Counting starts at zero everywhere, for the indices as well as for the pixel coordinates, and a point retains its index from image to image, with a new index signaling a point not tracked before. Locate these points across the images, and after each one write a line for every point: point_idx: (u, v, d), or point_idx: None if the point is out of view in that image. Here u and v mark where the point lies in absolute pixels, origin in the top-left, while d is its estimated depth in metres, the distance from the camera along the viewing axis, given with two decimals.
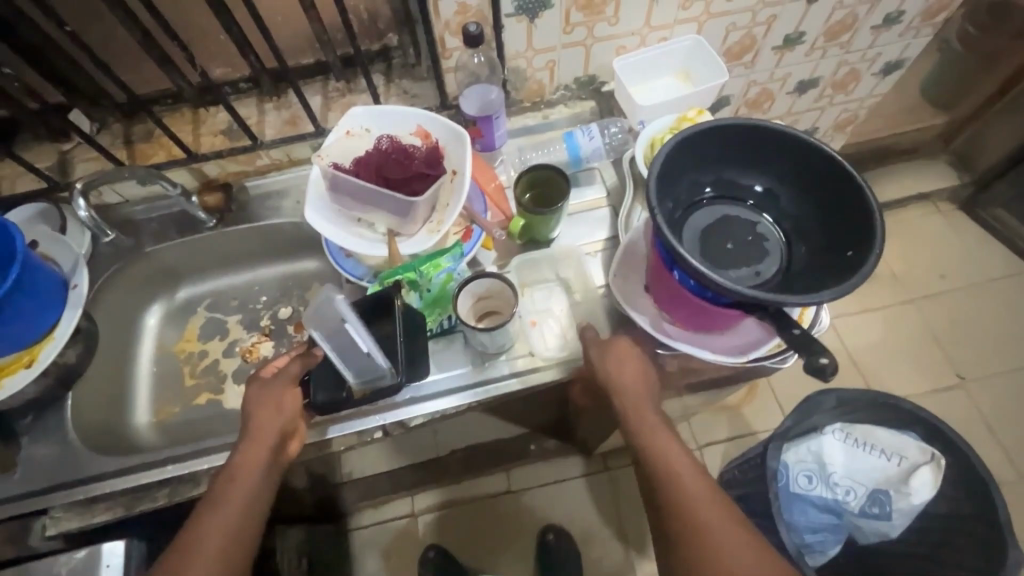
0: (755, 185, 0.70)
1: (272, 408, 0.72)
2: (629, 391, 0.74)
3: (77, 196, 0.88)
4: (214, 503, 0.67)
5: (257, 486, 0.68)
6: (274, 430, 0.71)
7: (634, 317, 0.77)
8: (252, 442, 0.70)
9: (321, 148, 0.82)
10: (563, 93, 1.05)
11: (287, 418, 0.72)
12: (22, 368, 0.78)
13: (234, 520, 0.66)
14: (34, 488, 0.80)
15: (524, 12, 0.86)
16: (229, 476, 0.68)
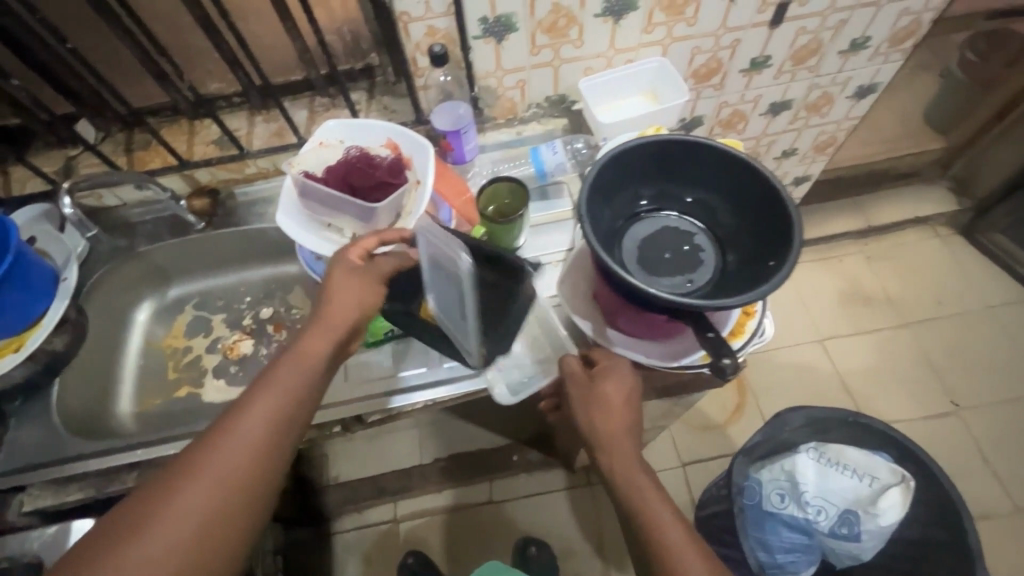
0: (689, 197, 0.74)
1: (346, 303, 0.71)
2: (601, 421, 0.72)
3: (62, 195, 0.94)
4: (269, 381, 0.63)
5: (316, 372, 0.66)
6: (341, 324, 0.70)
7: (578, 323, 0.81)
8: (320, 328, 0.69)
9: (294, 158, 0.88)
10: (535, 111, 1.10)
11: (360, 311, 0.72)
12: (10, 352, 0.85)
13: (287, 402, 0.62)
14: (17, 466, 0.86)
15: (491, 35, 0.92)
16: (294, 357, 0.65)
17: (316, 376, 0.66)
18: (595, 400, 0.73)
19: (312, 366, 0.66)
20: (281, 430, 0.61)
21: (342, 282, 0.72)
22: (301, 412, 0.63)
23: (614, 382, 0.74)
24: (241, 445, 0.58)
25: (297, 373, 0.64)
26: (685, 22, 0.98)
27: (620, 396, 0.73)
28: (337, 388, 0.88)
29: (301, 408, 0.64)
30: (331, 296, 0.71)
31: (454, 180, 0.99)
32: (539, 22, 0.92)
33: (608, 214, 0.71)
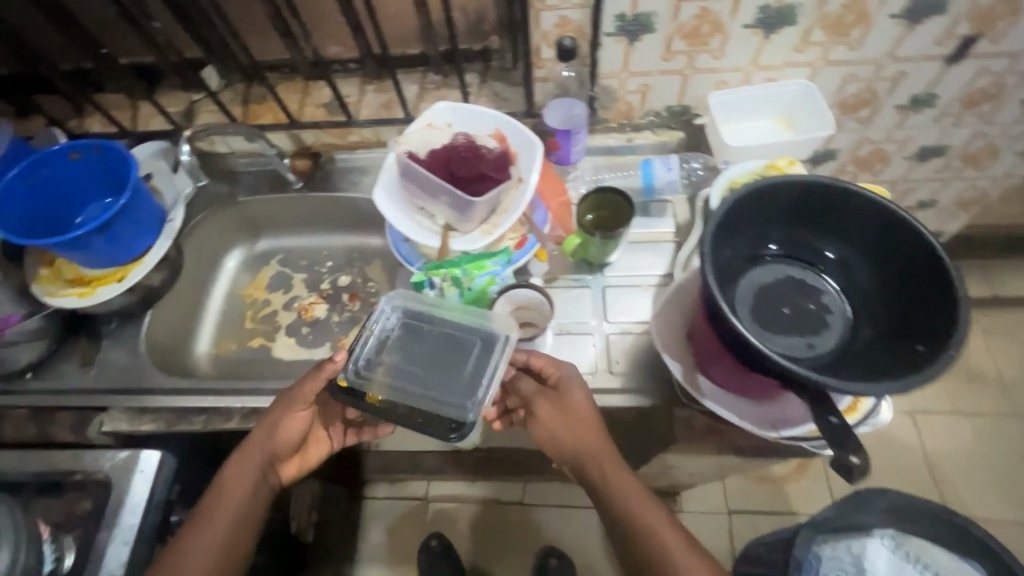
0: (829, 251, 0.65)
1: (281, 431, 0.78)
2: (576, 436, 0.71)
3: (183, 141, 0.99)
4: (220, 499, 0.75)
5: (251, 487, 0.76)
6: (271, 445, 0.78)
7: (667, 364, 0.74)
8: (248, 452, 0.77)
9: (399, 136, 0.86)
10: (651, 119, 1.02)
11: (279, 439, 0.78)
12: (114, 282, 0.89)
13: (237, 513, 0.74)
14: (103, 386, 0.91)
15: (624, 33, 0.85)
16: (220, 489, 0.75)
17: (258, 486, 0.77)
18: (561, 410, 0.73)
19: (257, 479, 0.76)
20: (224, 555, 0.72)
21: (282, 412, 0.77)
22: (251, 513, 0.75)
23: (579, 394, 0.73)
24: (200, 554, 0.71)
25: (243, 489, 0.76)
26: (846, 46, 0.86)
27: (585, 408, 0.73)
28: None
29: (250, 511, 0.75)
30: (264, 426, 0.78)
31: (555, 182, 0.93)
32: (681, 26, 0.84)
33: (730, 255, 0.64)
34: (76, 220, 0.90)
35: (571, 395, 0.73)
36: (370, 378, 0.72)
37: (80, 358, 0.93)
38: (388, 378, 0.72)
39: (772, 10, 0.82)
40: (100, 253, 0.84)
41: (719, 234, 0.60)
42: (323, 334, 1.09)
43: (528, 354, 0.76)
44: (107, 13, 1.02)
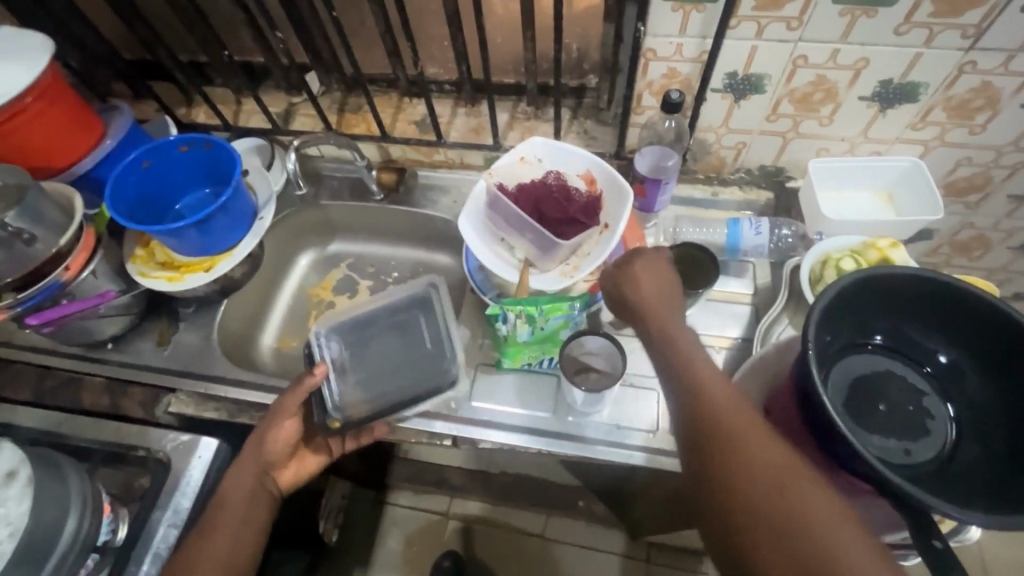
0: (940, 356, 0.61)
1: (268, 445, 0.79)
2: (647, 297, 0.71)
3: (291, 150, 1.04)
4: (222, 502, 0.75)
5: (251, 492, 0.77)
6: (265, 453, 0.79)
7: None
8: (243, 463, 0.78)
9: (493, 166, 0.88)
10: (741, 175, 1.00)
11: (273, 447, 0.80)
12: (202, 270, 0.92)
13: (241, 518, 0.75)
14: (173, 367, 0.94)
15: (732, 91, 0.83)
16: (218, 501, 0.75)
17: (261, 491, 0.78)
18: (630, 288, 0.73)
19: (256, 485, 0.77)
20: (235, 550, 0.73)
21: (267, 424, 0.79)
22: (253, 512, 0.76)
23: (652, 280, 0.73)
24: (211, 560, 0.71)
25: (246, 492, 0.77)
26: (967, 129, 0.82)
27: (661, 282, 0.73)
28: (461, 404, 0.87)
29: (251, 515, 0.76)
30: (252, 442, 0.79)
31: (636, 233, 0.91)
32: (792, 91, 0.82)
33: (831, 341, 0.60)
34: (175, 206, 0.95)
35: (642, 267, 0.74)
36: (348, 406, 0.84)
37: (156, 337, 0.97)
38: (369, 389, 0.86)
39: (893, 86, 0.78)
40: (195, 244, 0.88)
41: (824, 320, 0.57)
42: None
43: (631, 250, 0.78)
44: (228, 14, 1.07)
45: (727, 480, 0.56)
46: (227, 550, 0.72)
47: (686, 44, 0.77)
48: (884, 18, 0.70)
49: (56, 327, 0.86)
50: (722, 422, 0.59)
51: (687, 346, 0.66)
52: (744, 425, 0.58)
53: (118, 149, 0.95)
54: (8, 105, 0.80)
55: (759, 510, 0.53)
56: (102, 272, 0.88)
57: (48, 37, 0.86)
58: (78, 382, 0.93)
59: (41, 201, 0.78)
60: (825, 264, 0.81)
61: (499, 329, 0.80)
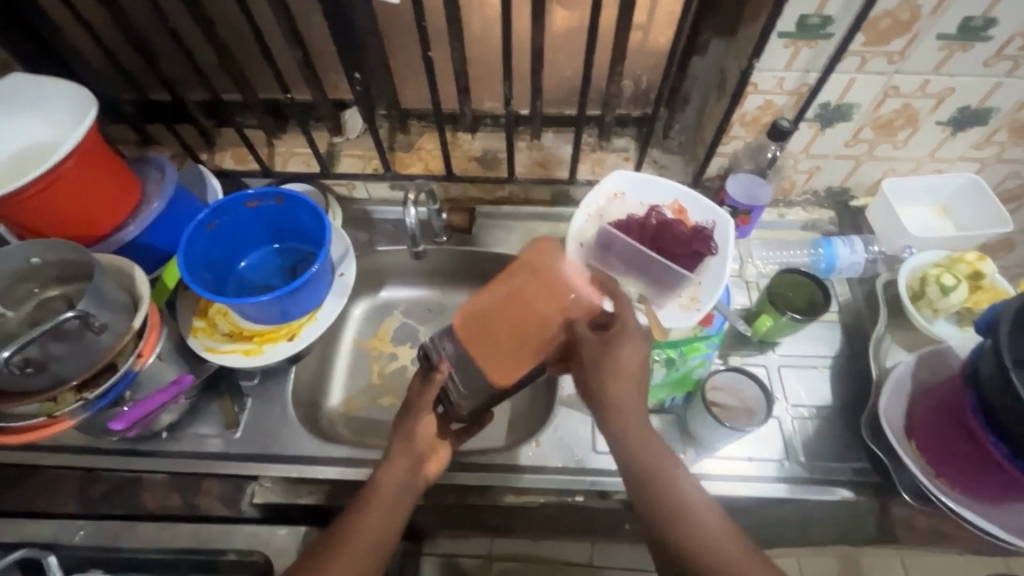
0: None
1: (415, 437, 0.73)
2: (605, 388, 0.68)
3: (410, 205, 0.88)
4: (372, 493, 0.68)
5: (406, 484, 0.70)
6: (421, 443, 0.73)
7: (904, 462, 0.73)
8: (399, 451, 0.72)
9: (584, 205, 0.86)
10: (806, 197, 1.03)
11: (420, 441, 0.72)
12: (282, 339, 0.82)
13: (392, 503, 0.68)
14: (248, 452, 0.83)
15: (819, 120, 0.86)
16: (374, 485, 0.69)
17: (412, 481, 0.71)
18: (609, 372, 0.68)
19: (408, 475, 0.71)
20: (379, 544, 0.66)
21: (413, 418, 0.73)
22: (400, 506, 0.69)
23: (628, 350, 0.68)
24: (354, 556, 0.64)
25: (397, 483, 0.70)
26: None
27: (631, 362, 0.68)
28: (586, 455, 0.83)
29: (401, 508, 0.69)
30: (397, 437, 0.73)
31: (539, 307, 0.67)
32: (876, 118, 0.86)
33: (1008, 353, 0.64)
34: (237, 266, 0.84)
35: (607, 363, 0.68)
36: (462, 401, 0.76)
37: (222, 419, 0.85)
38: (482, 388, 0.74)
39: (968, 111, 0.84)
40: (279, 312, 0.79)
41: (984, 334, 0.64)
42: None
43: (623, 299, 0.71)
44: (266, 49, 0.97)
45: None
46: (372, 545, 0.65)
47: (789, 78, 0.79)
48: (976, 53, 0.75)
49: (139, 429, 0.80)
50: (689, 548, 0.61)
51: (641, 428, 0.67)
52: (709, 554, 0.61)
53: (165, 212, 0.82)
54: (45, 172, 0.67)
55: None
56: (166, 353, 0.76)
57: (77, 83, 0.72)
58: (137, 483, 0.82)
59: (105, 279, 0.67)
60: (926, 279, 0.84)
61: None
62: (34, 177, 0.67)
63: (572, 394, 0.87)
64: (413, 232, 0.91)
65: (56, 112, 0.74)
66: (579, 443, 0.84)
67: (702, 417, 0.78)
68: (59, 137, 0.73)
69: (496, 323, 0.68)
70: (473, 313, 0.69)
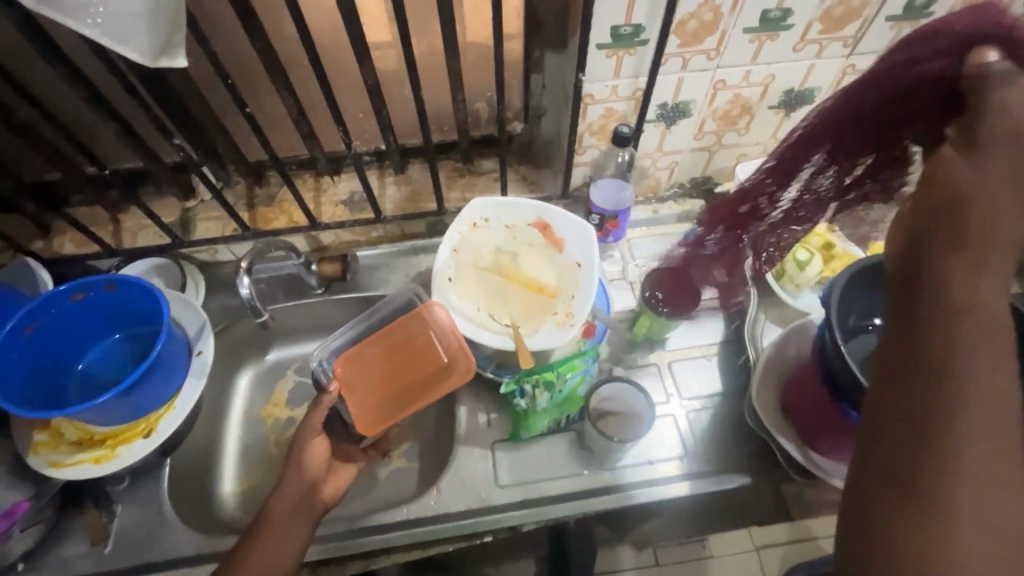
0: None
1: (305, 462, 0.73)
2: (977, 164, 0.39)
3: (241, 275, 0.82)
4: (266, 519, 0.68)
5: (300, 506, 0.70)
6: (309, 468, 0.73)
7: (783, 445, 0.75)
8: (289, 481, 0.72)
9: (447, 239, 0.86)
10: (675, 190, 1.05)
11: (309, 467, 0.73)
12: (138, 437, 0.75)
13: (281, 532, 0.67)
14: (122, 566, 0.75)
15: (663, 119, 0.88)
16: (265, 519, 0.68)
17: (304, 509, 0.70)
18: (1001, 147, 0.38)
19: (303, 497, 0.71)
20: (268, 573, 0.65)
21: (299, 443, 0.74)
22: (295, 528, 0.68)
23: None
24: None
25: (291, 506, 0.70)
26: None
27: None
28: (490, 491, 0.80)
29: (292, 534, 0.68)
30: (288, 465, 0.74)
31: (425, 340, 0.80)
32: (714, 110, 0.89)
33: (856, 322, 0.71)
34: (76, 365, 0.77)
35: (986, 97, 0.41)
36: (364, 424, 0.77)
37: (88, 534, 0.77)
38: (374, 409, 0.76)
39: (794, 92, 0.88)
40: (129, 407, 0.72)
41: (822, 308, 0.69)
42: None
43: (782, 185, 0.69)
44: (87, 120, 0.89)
45: (950, 394, 0.34)
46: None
47: (621, 85, 0.81)
48: (783, 41, 0.79)
49: None
50: (987, 334, 0.35)
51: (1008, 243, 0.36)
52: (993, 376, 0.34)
53: None
54: None
55: (913, 510, 0.34)
56: None
57: None
58: None
59: None
60: (783, 259, 0.87)
61: (517, 405, 0.77)
62: None
63: (468, 431, 0.85)
64: (250, 301, 0.86)
65: None
66: (480, 481, 0.81)
67: (596, 434, 0.78)
68: None
69: (373, 371, 0.78)
70: (362, 355, 0.79)
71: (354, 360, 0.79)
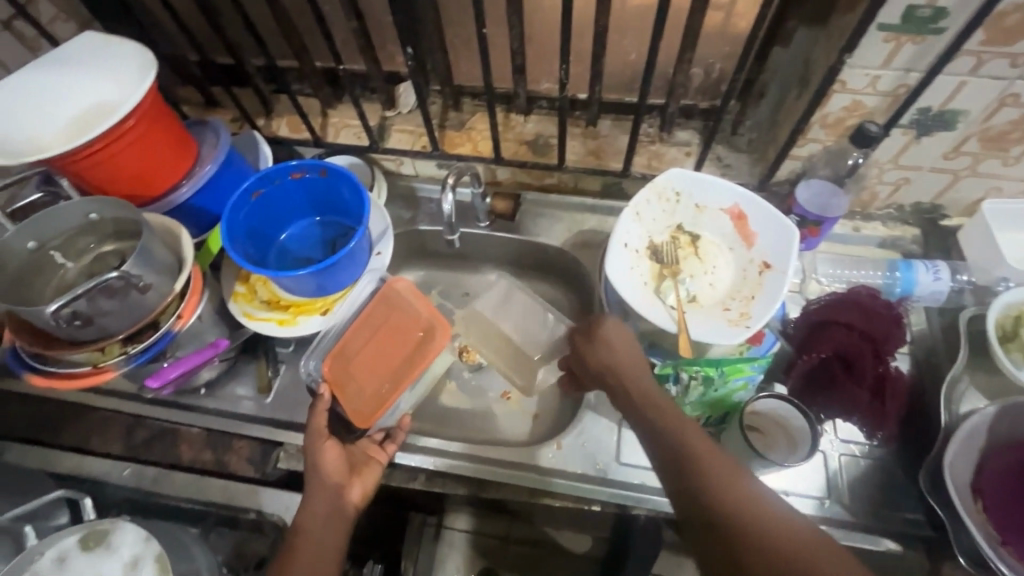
0: None
1: (323, 468, 0.72)
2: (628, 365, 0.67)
3: (448, 191, 0.83)
4: (296, 543, 0.67)
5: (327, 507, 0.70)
6: (331, 479, 0.72)
7: (967, 525, 0.65)
8: (312, 485, 0.71)
9: (634, 203, 0.82)
10: (889, 211, 0.91)
11: (328, 473, 0.72)
12: (316, 312, 0.84)
13: (318, 532, 0.68)
14: (279, 418, 0.85)
15: (917, 127, 0.76)
16: (295, 531, 0.68)
17: (335, 512, 0.70)
18: (598, 355, 0.70)
19: (331, 506, 0.70)
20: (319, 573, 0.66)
21: (312, 450, 0.73)
22: (331, 530, 0.69)
23: (614, 328, 0.71)
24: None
25: (320, 514, 0.69)
26: None
27: (620, 334, 0.70)
28: (609, 465, 0.80)
29: (330, 528, 0.69)
30: (307, 473, 0.73)
31: (403, 322, 0.84)
32: (987, 129, 0.74)
33: None
34: (278, 236, 0.86)
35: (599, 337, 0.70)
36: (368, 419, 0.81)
37: (257, 382, 0.87)
38: (370, 398, 0.81)
39: None
40: (316, 286, 0.80)
41: None
42: (483, 387, 0.96)
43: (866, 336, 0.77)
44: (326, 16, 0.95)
45: (708, 496, 0.55)
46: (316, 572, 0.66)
47: (887, 77, 0.70)
48: None
49: (174, 386, 0.81)
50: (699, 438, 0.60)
51: (654, 393, 0.64)
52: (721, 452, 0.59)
53: (217, 174, 0.83)
54: (107, 131, 0.70)
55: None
56: (207, 315, 0.79)
57: (140, 44, 0.77)
58: (174, 434, 0.86)
59: (154, 241, 0.70)
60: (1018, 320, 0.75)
61: (668, 391, 0.74)
62: (96, 136, 0.69)
63: (601, 400, 0.84)
64: (447, 218, 0.87)
65: (117, 74, 0.75)
66: (601, 451, 0.81)
67: (738, 442, 0.73)
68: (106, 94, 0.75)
69: (362, 361, 0.83)
70: (344, 356, 0.83)
71: (340, 356, 0.83)
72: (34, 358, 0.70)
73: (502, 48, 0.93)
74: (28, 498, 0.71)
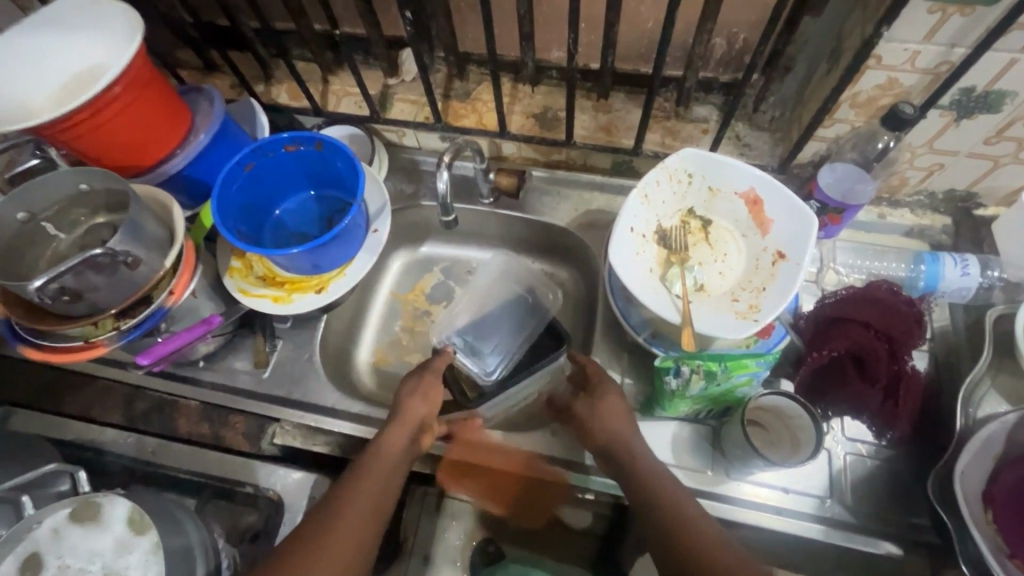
0: None
1: (431, 396, 0.74)
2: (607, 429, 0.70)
3: (443, 168, 0.80)
4: (374, 458, 0.67)
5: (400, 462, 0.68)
6: (420, 414, 0.72)
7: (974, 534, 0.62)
8: (401, 421, 0.71)
9: (643, 184, 0.77)
10: (919, 198, 0.85)
11: (431, 406, 0.74)
12: (311, 290, 0.83)
13: (388, 473, 0.66)
14: (275, 394, 0.84)
15: (957, 108, 0.69)
16: (373, 451, 0.68)
17: (409, 452, 0.70)
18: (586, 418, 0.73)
19: (410, 441, 0.70)
20: (373, 518, 0.63)
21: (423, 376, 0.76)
22: (396, 477, 0.67)
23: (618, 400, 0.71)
24: (347, 534, 0.61)
25: (399, 449, 0.68)
26: None
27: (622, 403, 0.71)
28: None
29: (394, 480, 0.67)
30: (403, 394, 0.74)
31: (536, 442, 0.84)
32: None
33: None
34: (273, 210, 0.84)
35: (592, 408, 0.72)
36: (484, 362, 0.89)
37: (254, 356, 0.86)
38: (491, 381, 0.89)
39: None
40: (311, 265, 0.78)
41: None
42: None
43: (886, 335, 0.74)
44: None
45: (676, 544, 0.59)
46: (369, 514, 0.63)
47: (927, 52, 0.64)
48: None
49: (169, 361, 0.81)
50: (679, 506, 0.62)
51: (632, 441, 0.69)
52: (695, 511, 0.62)
53: (211, 145, 0.81)
54: (94, 98, 0.67)
55: None
56: (202, 290, 0.78)
57: (126, 4, 0.72)
58: (173, 406, 0.86)
59: (146, 215, 0.68)
60: None
61: (667, 384, 0.70)
62: (83, 104, 0.66)
63: None
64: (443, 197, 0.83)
65: (106, 37, 0.72)
66: None
67: (739, 438, 0.70)
68: (96, 59, 0.72)
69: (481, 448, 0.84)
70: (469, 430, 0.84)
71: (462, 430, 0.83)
72: (30, 333, 0.70)
73: (510, 13, 0.87)
74: (29, 466, 0.72)
